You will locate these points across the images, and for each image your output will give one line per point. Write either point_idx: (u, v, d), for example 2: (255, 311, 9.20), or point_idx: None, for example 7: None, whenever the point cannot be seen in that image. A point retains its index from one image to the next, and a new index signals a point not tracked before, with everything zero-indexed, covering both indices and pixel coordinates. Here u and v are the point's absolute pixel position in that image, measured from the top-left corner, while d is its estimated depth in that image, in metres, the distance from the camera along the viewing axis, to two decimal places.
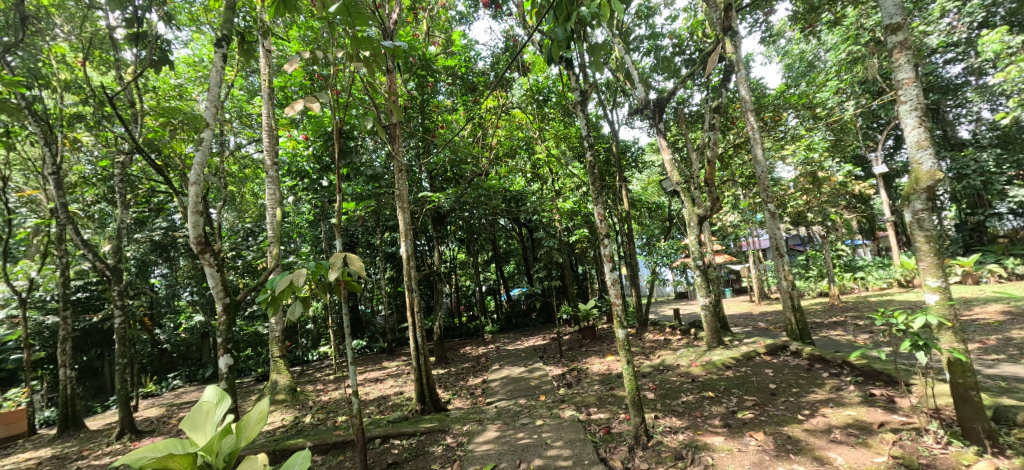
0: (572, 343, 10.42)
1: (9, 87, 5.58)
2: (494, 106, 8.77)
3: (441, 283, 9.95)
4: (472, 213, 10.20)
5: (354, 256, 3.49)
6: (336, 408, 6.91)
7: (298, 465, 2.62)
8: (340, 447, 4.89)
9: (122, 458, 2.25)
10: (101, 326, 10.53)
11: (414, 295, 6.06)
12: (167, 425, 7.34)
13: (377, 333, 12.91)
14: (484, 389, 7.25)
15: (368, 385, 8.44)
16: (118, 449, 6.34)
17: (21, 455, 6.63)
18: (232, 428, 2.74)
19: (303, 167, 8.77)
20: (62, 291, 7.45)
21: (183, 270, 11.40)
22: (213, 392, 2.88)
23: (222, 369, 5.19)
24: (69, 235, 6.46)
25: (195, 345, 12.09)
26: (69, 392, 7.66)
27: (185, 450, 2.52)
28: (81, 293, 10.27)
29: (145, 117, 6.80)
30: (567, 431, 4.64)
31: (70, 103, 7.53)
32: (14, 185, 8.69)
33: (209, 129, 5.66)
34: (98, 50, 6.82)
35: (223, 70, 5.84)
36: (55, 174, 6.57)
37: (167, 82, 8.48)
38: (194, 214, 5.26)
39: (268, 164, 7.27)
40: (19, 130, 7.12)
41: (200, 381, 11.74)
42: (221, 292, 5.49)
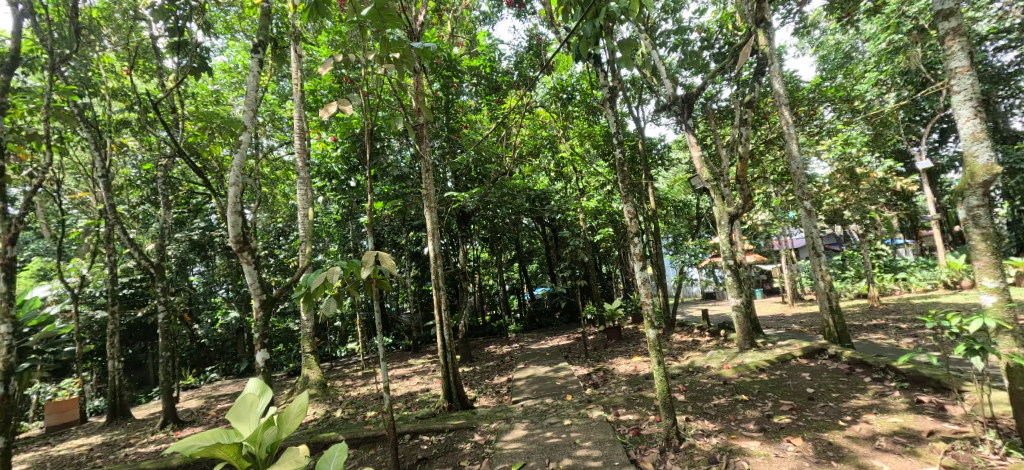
0: (597, 343, 10.35)
1: (63, 96, 5.94)
2: (517, 106, 8.81)
3: (466, 282, 10.00)
4: (495, 212, 10.24)
5: (386, 254, 3.56)
6: (365, 403, 7.06)
7: (334, 460, 2.84)
8: (372, 442, 4.97)
9: (173, 445, 2.39)
10: (144, 321, 11.04)
11: (442, 293, 6.14)
12: (207, 416, 7.65)
13: (403, 331, 13.11)
14: (510, 388, 7.27)
15: (396, 382, 8.57)
16: (162, 438, 6.63)
17: (74, 442, 7.03)
18: (273, 420, 2.85)
19: (331, 168, 9.12)
20: (110, 287, 7.84)
21: (219, 268, 11.81)
22: (255, 384, 3.01)
23: (258, 363, 5.42)
24: (117, 235, 6.80)
25: (230, 340, 12.57)
26: (117, 383, 8.09)
27: (231, 440, 2.66)
28: (127, 290, 10.71)
29: (185, 122, 7.13)
30: (597, 431, 4.59)
31: (117, 109, 7.94)
32: (66, 187, 9.24)
33: (247, 133, 5.95)
34: (143, 60, 7.27)
35: (258, 75, 6.11)
36: (105, 177, 6.87)
37: (205, 88, 8.87)
38: (233, 213, 5.51)
39: (299, 166, 7.43)
40: (71, 136, 7.50)
41: (235, 374, 12.19)
42: (258, 288, 5.69)
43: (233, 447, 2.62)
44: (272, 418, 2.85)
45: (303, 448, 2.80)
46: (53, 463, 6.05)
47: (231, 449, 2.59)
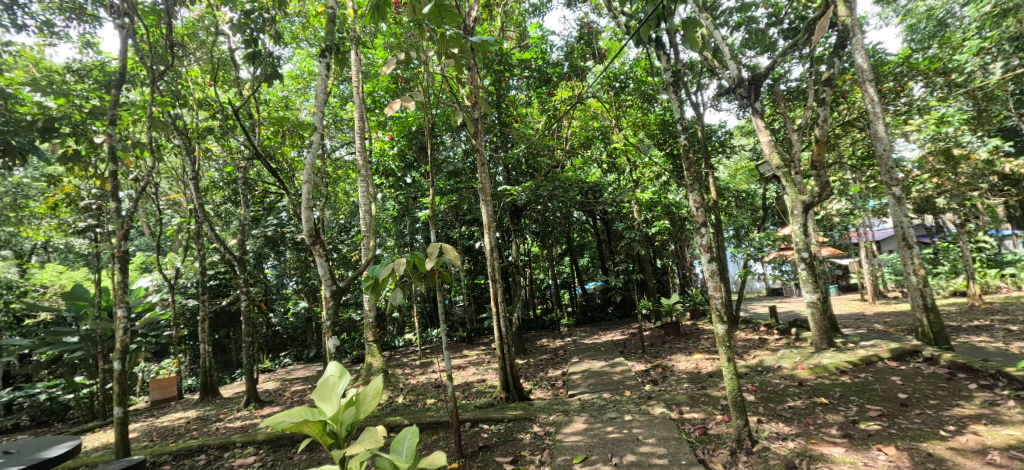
0: (654, 339, 10.04)
1: (160, 108, 6.60)
2: (569, 97, 8.70)
3: (519, 276, 10.03)
4: (547, 206, 10.17)
5: (449, 246, 3.65)
6: (424, 391, 7.31)
7: (406, 441, 3.07)
8: (435, 428, 5.15)
9: (268, 419, 2.61)
10: (228, 309, 12.10)
11: (498, 286, 6.19)
12: (283, 398, 8.25)
13: (457, 323, 13.44)
14: (565, 381, 7.23)
15: (453, 372, 8.79)
16: (246, 414, 7.26)
17: (174, 414, 7.86)
18: (352, 401, 3.04)
19: (388, 166, 9.53)
20: (200, 278, 8.64)
21: (290, 261, 12.68)
22: (334, 368, 3.22)
23: (330, 349, 5.76)
24: (205, 231, 7.48)
25: (301, 328, 13.47)
26: (207, 364, 8.93)
27: (316, 417, 2.87)
28: (213, 281, 11.86)
29: (260, 127, 7.69)
30: (660, 428, 4.46)
31: (203, 118, 8.71)
32: (162, 190, 10.28)
33: (316, 135, 6.31)
34: (224, 72, 7.93)
35: (324, 80, 6.44)
36: (195, 180, 7.56)
37: (275, 95, 9.50)
38: (306, 210, 5.90)
39: (360, 164, 7.77)
40: (166, 143, 8.31)
41: (306, 360, 13.07)
42: (328, 279, 6.05)
43: (319, 424, 2.83)
44: (351, 399, 3.05)
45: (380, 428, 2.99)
46: (158, 433, 6.80)
47: (317, 426, 2.80)
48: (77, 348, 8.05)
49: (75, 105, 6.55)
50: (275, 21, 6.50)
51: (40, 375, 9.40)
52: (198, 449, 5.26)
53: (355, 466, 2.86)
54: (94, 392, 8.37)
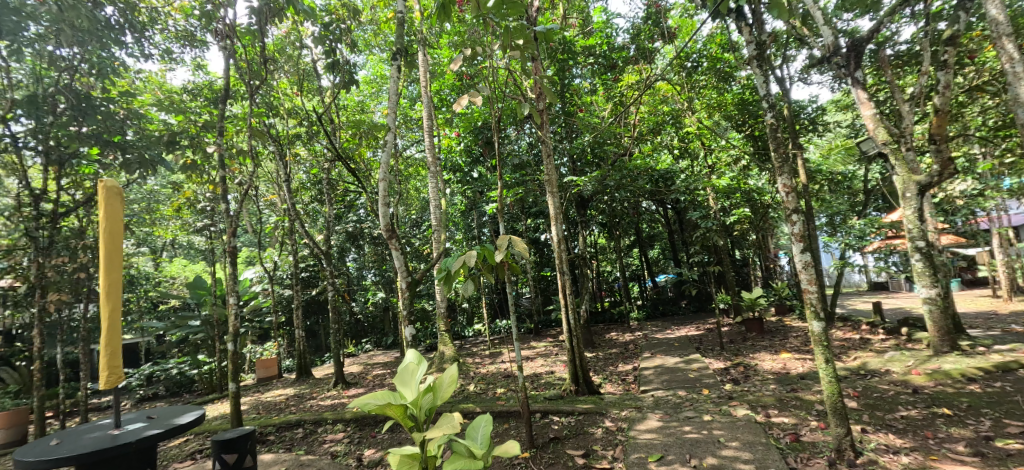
0: (734, 335, 9.42)
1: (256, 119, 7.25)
2: (637, 82, 8.33)
3: (587, 268, 9.85)
4: (614, 196, 9.86)
5: (517, 238, 3.64)
6: (494, 380, 7.45)
7: (480, 428, 3.16)
8: (506, 417, 5.22)
9: (355, 401, 2.81)
10: (316, 299, 13.15)
11: (566, 278, 6.12)
12: (366, 380, 8.84)
13: (525, 314, 13.55)
14: (637, 376, 7.01)
15: (522, 363, 8.87)
16: (335, 394, 7.87)
17: (276, 391, 8.73)
18: (430, 387, 3.18)
19: (456, 162, 9.99)
20: (293, 271, 9.42)
21: (369, 255, 13.48)
22: (412, 355, 3.39)
23: (407, 338, 6.04)
24: (296, 228, 8.16)
25: (379, 317, 14.31)
26: (301, 348, 9.77)
27: (397, 401, 3.04)
28: (303, 273, 12.91)
29: (341, 131, 8.22)
30: (744, 432, 4.16)
31: (291, 126, 9.47)
32: (260, 192, 11.37)
33: (390, 135, 6.59)
34: (308, 82, 8.55)
35: (397, 82, 6.70)
36: (287, 182, 8.26)
37: (352, 100, 10.09)
38: (383, 207, 6.21)
39: (430, 162, 8.00)
40: (262, 150, 9.15)
41: (384, 347, 13.88)
42: (404, 271, 6.33)
43: (400, 407, 2.99)
44: (428, 385, 3.19)
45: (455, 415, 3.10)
46: (263, 406, 7.59)
47: (398, 410, 2.97)
48: (199, 330, 9.45)
49: (192, 121, 7.45)
50: (351, 30, 6.86)
51: (170, 353, 10.88)
52: (296, 423, 5.77)
53: (434, 449, 3.01)
54: (215, 369, 9.47)
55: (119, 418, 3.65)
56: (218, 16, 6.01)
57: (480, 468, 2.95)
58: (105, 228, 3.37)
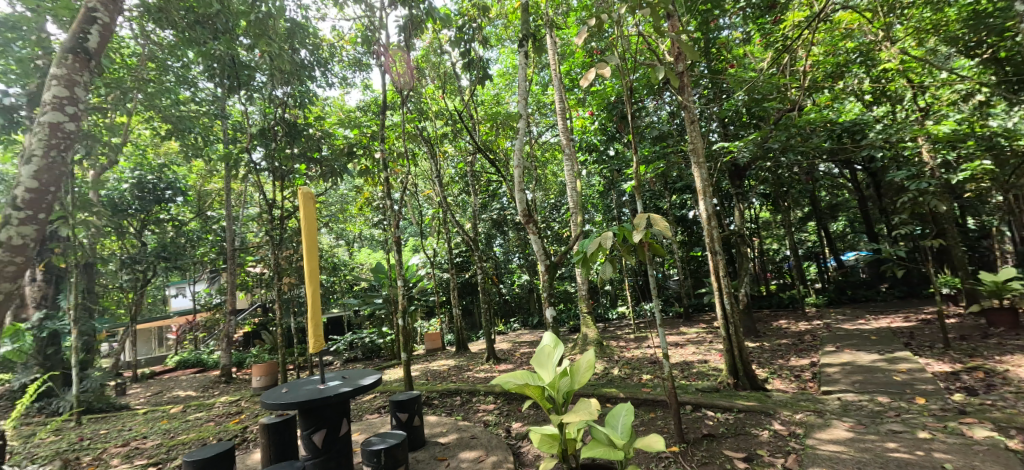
0: (965, 329, 7.23)
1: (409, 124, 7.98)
2: (807, 19, 6.82)
3: (746, 246, 8.60)
4: (781, 161, 8.35)
5: (658, 216, 3.25)
6: (640, 366, 7.04)
7: (621, 418, 2.96)
8: (651, 405, 4.85)
9: (497, 379, 2.87)
10: (470, 281, 14.27)
11: (720, 258, 5.37)
12: (516, 357, 9.24)
13: (674, 297, 12.61)
14: (817, 374, 5.86)
15: (671, 349, 8.22)
16: (487, 368, 8.43)
17: (439, 361, 9.77)
18: (567, 371, 3.08)
19: (591, 141, 9.54)
20: (448, 256, 10.30)
21: (513, 240, 14.05)
22: (549, 337, 3.33)
23: (548, 319, 6.07)
24: (449, 217, 8.93)
25: (525, 298, 14.94)
26: (458, 325, 10.71)
27: (535, 383, 3.02)
28: (457, 258, 14.13)
29: (480, 125, 8.62)
30: (986, 460, 3.10)
31: (439, 125, 10.29)
32: (418, 188, 12.76)
33: (523, 122, 6.62)
34: (449, 83, 9.18)
35: (526, 70, 6.67)
36: (438, 176, 9.01)
37: (489, 94, 10.52)
38: (519, 193, 6.27)
39: (566, 145, 7.82)
40: (418, 151, 10.17)
41: (532, 326, 14.43)
42: (543, 255, 6.33)
43: (539, 389, 2.96)
44: (566, 369, 3.09)
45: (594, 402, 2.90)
46: (429, 374, 8.49)
47: (537, 391, 2.94)
48: (381, 306, 11.14)
49: (364, 132, 8.67)
50: (482, 27, 7.01)
51: (363, 324, 13.01)
52: (454, 392, 6.29)
53: (573, 433, 2.88)
54: (393, 339, 10.95)
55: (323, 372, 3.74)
56: (375, 39, 6.75)
57: (623, 460, 2.71)
58: (303, 206, 3.66)
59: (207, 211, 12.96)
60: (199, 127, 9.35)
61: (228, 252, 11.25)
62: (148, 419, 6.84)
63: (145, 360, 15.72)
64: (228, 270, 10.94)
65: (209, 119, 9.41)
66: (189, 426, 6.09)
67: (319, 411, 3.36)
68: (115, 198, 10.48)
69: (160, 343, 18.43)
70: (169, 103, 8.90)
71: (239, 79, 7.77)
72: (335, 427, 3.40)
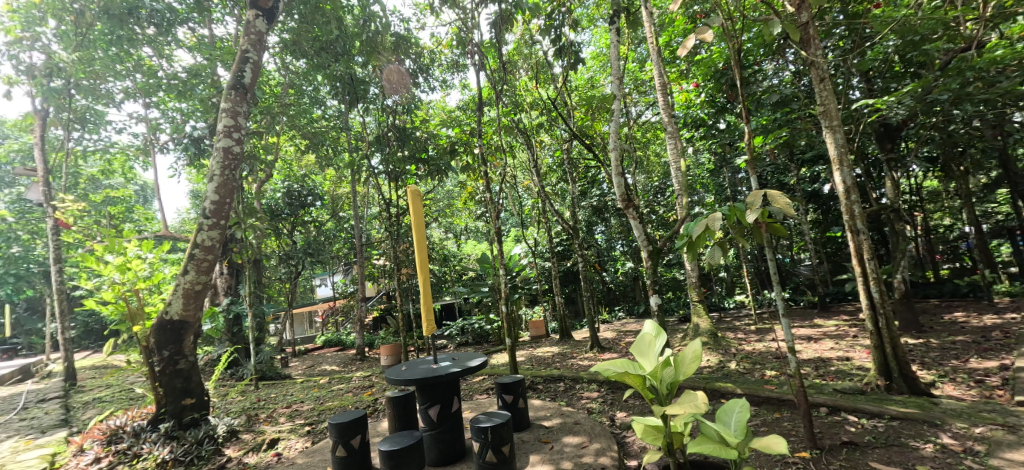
0: None
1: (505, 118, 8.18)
2: None
3: (903, 225, 7.30)
4: (952, 116, 6.88)
5: (776, 193, 2.97)
6: (763, 360, 6.40)
7: (734, 414, 2.77)
8: (776, 405, 4.46)
9: (596, 366, 2.87)
10: (572, 269, 14.27)
11: (865, 240, 4.65)
12: (621, 346, 9.07)
13: (803, 284, 11.24)
14: (1005, 380, 4.83)
15: (800, 343, 7.37)
16: (591, 357, 8.41)
17: (544, 348, 9.99)
18: (671, 361, 2.96)
19: (699, 116, 8.83)
20: (549, 245, 10.42)
21: (615, 227, 13.70)
22: (650, 326, 3.23)
23: (654, 307, 5.85)
24: (548, 206, 9.03)
25: (630, 286, 14.52)
26: (561, 312, 10.83)
27: (636, 372, 2.96)
28: (559, 246, 14.22)
29: (575, 111, 8.53)
30: None
31: (535, 116, 10.39)
32: (518, 180, 13.07)
33: (619, 103, 6.41)
34: (542, 72, 9.21)
35: (621, 48, 6.41)
36: (536, 166, 9.13)
37: (583, 78, 10.33)
38: (617, 177, 6.08)
39: (667, 122, 7.35)
40: (515, 144, 10.42)
41: (638, 315, 13.97)
42: (645, 241, 6.11)
43: (640, 378, 2.91)
44: (669, 359, 2.98)
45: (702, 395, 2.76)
46: (534, 359, 8.75)
47: (638, 380, 2.89)
48: (488, 294, 11.72)
49: (464, 130, 9.13)
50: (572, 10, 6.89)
51: (473, 311, 13.80)
52: (559, 378, 6.41)
53: (679, 425, 2.77)
54: (500, 326, 11.45)
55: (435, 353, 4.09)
56: (470, 39, 7.05)
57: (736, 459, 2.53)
58: (413, 203, 4.00)
59: (339, 212, 14.80)
60: (330, 139, 10.69)
61: (357, 247, 12.72)
62: (303, 387, 8.15)
63: (299, 339, 18.57)
64: (358, 263, 12.39)
65: (336, 132, 10.71)
66: (334, 395, 7.10)
67: (433, 388, 3.69)
68: (272, 205, 12.57)
69: (309, 325, 21.59)
70: (306, 121, 10.32)
71: (356, 93, 8.71)
72: (447, 404, 3.71)
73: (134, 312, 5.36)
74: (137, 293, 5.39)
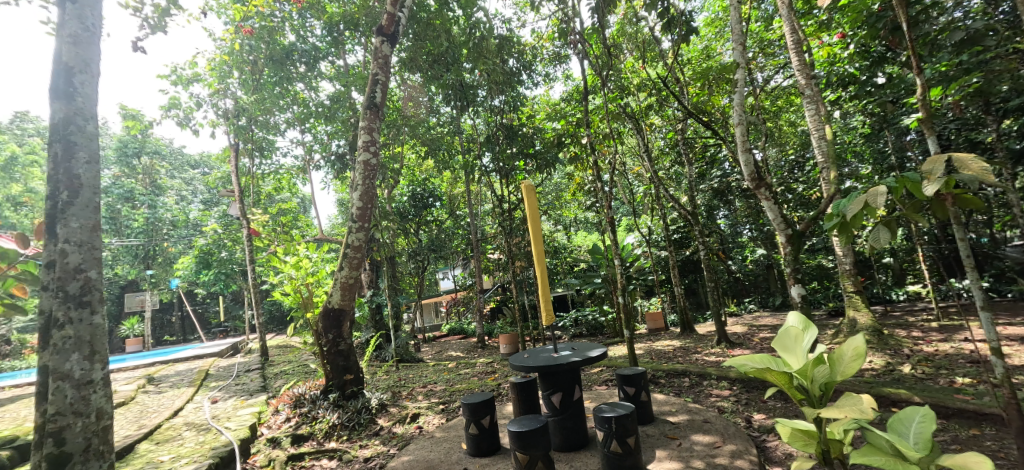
0: None
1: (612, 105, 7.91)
2: None
3: None
4: None
5: (967, 156, 2.43)
6: (949, 363, 5.21)
7: (915, 424, 2.30)
8: (972, 419, 3.71)
9: (731, 360, 2.66)
10: (692, 258, 13.35)
11: None
12: (753, 342, 8.26)
13: (1004, 269, 8.99)
14: None
15: (1004, 343, 5.92)
16: (719, 352, 7.79)
17: (665, 342, 9.53)
18: (825, 359, 2.59)
19: (846, 73, 7.53)
20: (666, 233, 9.85)
21: (741, 210, 12.44)
22: (797, 319, 2.89)
23: (796, 298, 5.22)
24: (663, 192, 8.56)
25: (762, 276, 13.10)
26: (682, 304, 10.20)
27: (780, 369, 2.67)
28: (676, 234, 13.40)
29: (689, 86, 7.94)
30: None
31: (643, 99, 9.91)
32: (628, 166, 12.60)
33: (743, 71, 5.78)
34: (650, 50, 8.71)
35: (740, 10, 5.79)
36: (648, 151, 8.69)
37: (697, 49, 9.52)
38: (744, 152, 5.50)
39: (803, 84, 6.32)
40: (624, 129, 10.06)
41: (773, 308, 12.56)
42: (782, 224, 5.49)
43: (784, 376, 2.61)
44: (822, 356, 2.61)
45: (867, 398, 2.35)
46: (654, 353, 8.42)
47: (782, 378, 2.60)
48: (601, 286, 11.48)
49: (571, 121, 9.08)
50: None
51: (586, 303, 13.72)
52: (683, 373, 6.09)
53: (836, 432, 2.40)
54: (616, 318, 11.21)
55: (556, 343, 4.19)
56: (572, 28, 6.96)
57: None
58: (527, 198, 4.12)
59: (456, 210, 15.84)
60: (445, 144, 11.47)
61: (474, 241, 13.47)
62: (434, 370, 8.94)
63: (428, 327, 20.34)
64: (475, 257, 13.12)
65: (451, 136, 11.46)
66: (461, 379, 7.68)
67: (555, 376, 3.79)
68: (400, 207, 13.94)
69: (436, 315, 23.51)
70: (424, 129, 11.21)
71: (466, 97, 9.23)
72: (569, 392, 3.77)
73: (304, 300, 6.41)
74: (305, 284, 6.44)
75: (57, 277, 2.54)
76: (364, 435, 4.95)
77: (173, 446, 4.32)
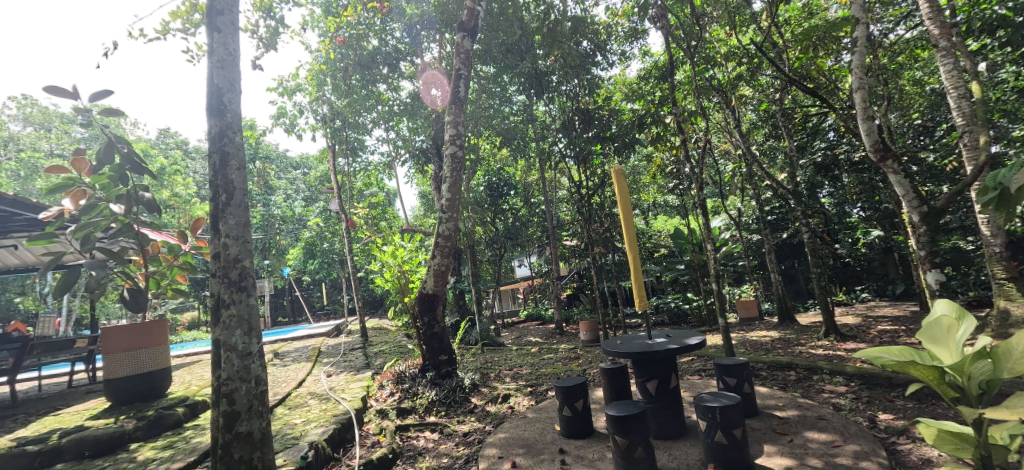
0: None
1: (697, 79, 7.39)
2: None
3: None
4: None
5: None
6: None
7: None
8: None
9: (863, 351, 2.44)
10: (790, 242, 12.22)
11: None
12: (870, 335, 7.41)
13: None
14: None
15: None
16: (827, 345, 7.10)
17: (761, 332, 8.88)
18: (986, 353, 2.28)
19: (993, 17, 6.30)
20: (760, 215, 9.08)
21: (851, 187, 11.09)
22: (946, 307, 2.55)
23: (933, 284, 4.58)
24: (757, 170, 7.88)
25: (878, 261, 11.65)
26: (780, 292, 9.41)
27: (926, 362, 2.39)
28: (772, 216, 12.32)
29: (786, 52, 7.17)
30: None
31: (731, 70, 9.16)
32: (715, 144, 11.76)
33: (860, 26, 5.03)
34: (740, 14, 7.98)
35: None
36: (738, 126, 8.00)
37: (795, 7, 8.53)
38: (864, 120, 4.87)
39: (935, 31, 5.30)
40: (710, 105, 9.39)
41: (892, 297, 11.15)
42: (914, 200, 4.80)
43: (931, 370, 2.34)
44: (982, 350, 2.30)
45: None
46: (749, 343, 7.89)
47: (929, 373, 2.33)
48: (685, 272, 10.91)
49: (650, 100, 8.66)
50: None
51: (669, 290, 13.19)
52: (789, 365, 5.63)
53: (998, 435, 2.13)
54: (703, 305, 10.65)
55: (649, 331, 4.09)
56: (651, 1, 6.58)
57: None
58: (616, 183, 4.03)
59: (532, 197, 15.95)
60: (520, 132, 11.56)
61: (550, 228, 13.48)
62: (517, 354, 9.18)
63: (507, 313, 20.84)
64: (552, 244, 13.11)
65: (526, 124, 11.51)
66: (545, 363, 7.82)
67: (649, 364, 3.73)
68: (477, 197, 14.36)
69: (513, 301, 24.03)
70: (499, 119, 11.37)
71: (541, 84, 9.19)
72: (665, 380, 3.70)
73: (399, 285, 6.87)
74: (399, 270, 6.88)
75: (221, 265, 2.99)
76: (459, 411, 5.25)
77: (302, 411, 4.92)
